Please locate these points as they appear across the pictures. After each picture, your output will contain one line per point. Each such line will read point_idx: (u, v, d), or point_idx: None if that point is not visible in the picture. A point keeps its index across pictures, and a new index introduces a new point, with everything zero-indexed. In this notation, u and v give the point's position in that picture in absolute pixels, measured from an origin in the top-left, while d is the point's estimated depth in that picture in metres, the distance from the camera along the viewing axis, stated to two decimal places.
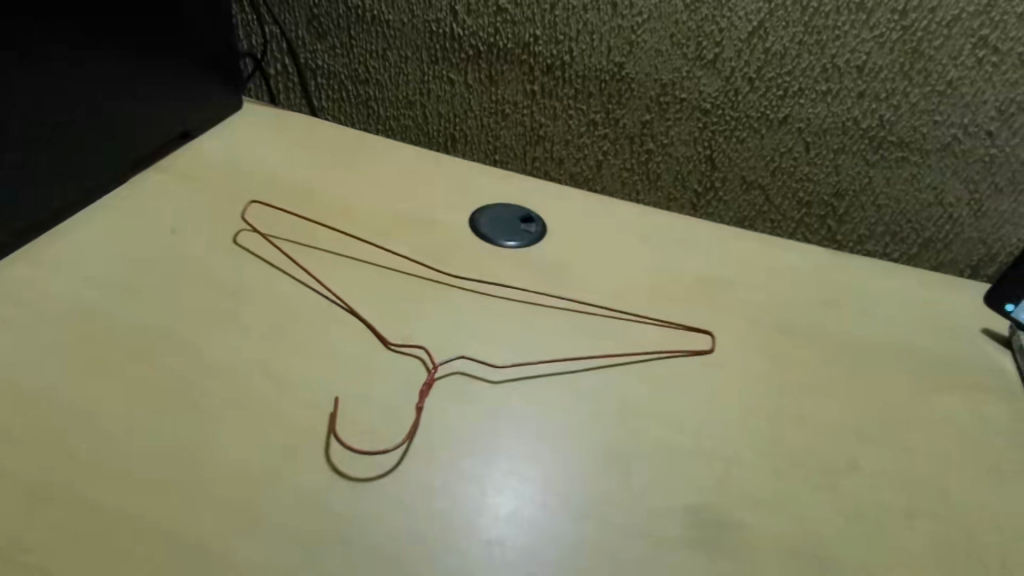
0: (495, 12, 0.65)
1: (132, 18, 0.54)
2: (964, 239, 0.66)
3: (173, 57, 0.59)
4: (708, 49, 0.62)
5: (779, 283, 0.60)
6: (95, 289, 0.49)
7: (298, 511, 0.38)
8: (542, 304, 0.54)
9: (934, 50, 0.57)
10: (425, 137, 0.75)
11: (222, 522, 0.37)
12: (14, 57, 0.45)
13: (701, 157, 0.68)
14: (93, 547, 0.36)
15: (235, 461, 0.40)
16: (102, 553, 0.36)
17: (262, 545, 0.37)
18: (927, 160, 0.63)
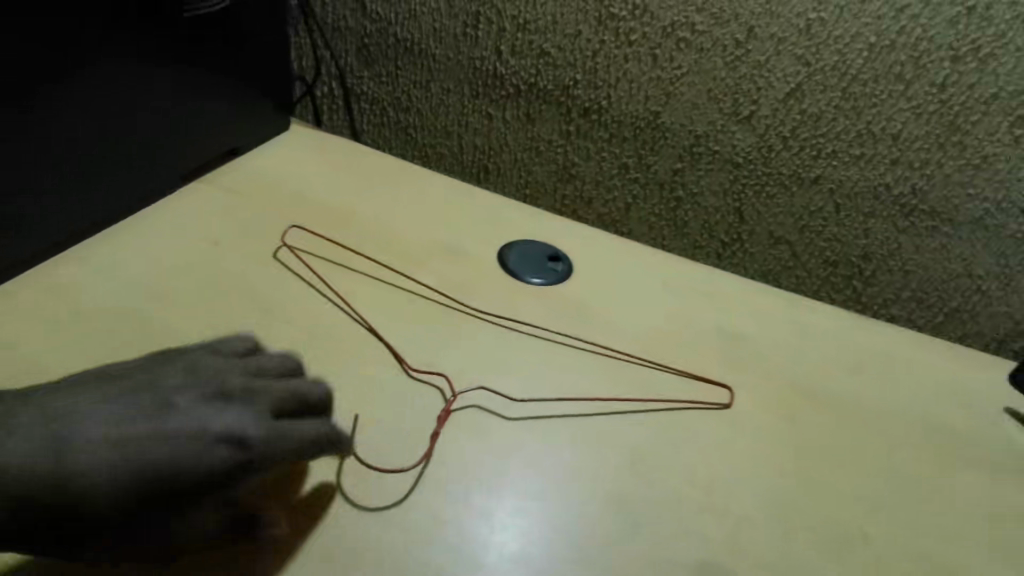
0: (538, 55, 0.67)
1: (194, 42, 0.57)
2: (991, 312, 0.65)
3: (231, 81, 0.62)
4: (744, 106, 0.63)
5: (801, 342, 0.60)
6: (132, 293, 0.51)
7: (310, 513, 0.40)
8: (561, 343, 0.55)
9: (971, 125, 0.57)
10: (459, 167, 0.77)
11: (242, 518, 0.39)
12: (77, 72, 0.48)
13: (730, 209, 0.69)
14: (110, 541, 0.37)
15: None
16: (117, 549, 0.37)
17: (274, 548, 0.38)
18: (958, 232, 0.62)
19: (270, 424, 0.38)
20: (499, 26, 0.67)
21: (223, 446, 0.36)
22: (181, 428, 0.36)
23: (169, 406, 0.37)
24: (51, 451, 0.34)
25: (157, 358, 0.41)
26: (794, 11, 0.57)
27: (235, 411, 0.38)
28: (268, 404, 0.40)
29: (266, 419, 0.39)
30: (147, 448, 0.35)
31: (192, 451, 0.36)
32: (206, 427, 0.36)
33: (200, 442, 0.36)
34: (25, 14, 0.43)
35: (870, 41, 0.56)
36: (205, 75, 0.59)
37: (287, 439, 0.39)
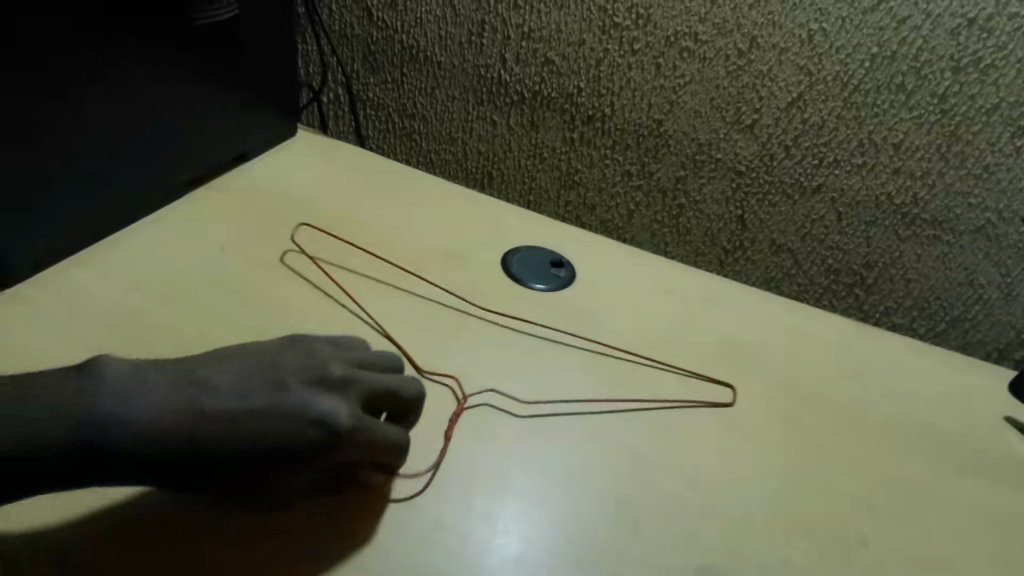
0: (542, 63, 0.68)
1: (202, 49, 0.57)
2: (993, 321, 0.65)
3: (238, 88, 0.63)
4: (746, 115, 0.63)
5: (801, 350, 0.60)
6: (139, 296, 0.52)
7: (328, 498, 0.41)
8: (563, 348, 0.55)
9: (971, 135, 0.58)
10: (463, 173, 0.78)
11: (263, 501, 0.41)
12: (78, 75, 0.48)
13: (732, 217, 0.69)
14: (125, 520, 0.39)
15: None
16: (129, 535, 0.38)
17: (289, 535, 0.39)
18: (959, 241, 0.62)
19: (357, 418, 0.39)
20: (504, 34, 0.68)
21: (314, 431, 0.37)
22: (283, 406, 0.37)
23: (280, 387, 0.38)
24: (190, 411, 0.36)
25: (282, 339, 0.42)
26: (796, 21, 0.57)
27: (333, 397, 0.39)
28: (357, 397, 0.40)
29: (357, 413, 0.39)
30: (250, 417, 0.37)
31: (287, 429, 0.37)
32: (304, 410, 0.37)
33: (294, 424, 0.37)
34: (25, 16, 0.44)
35: (872, 51, 0.56)
36: (212, 81, 0.60)
37: (368, 437, 0.39)
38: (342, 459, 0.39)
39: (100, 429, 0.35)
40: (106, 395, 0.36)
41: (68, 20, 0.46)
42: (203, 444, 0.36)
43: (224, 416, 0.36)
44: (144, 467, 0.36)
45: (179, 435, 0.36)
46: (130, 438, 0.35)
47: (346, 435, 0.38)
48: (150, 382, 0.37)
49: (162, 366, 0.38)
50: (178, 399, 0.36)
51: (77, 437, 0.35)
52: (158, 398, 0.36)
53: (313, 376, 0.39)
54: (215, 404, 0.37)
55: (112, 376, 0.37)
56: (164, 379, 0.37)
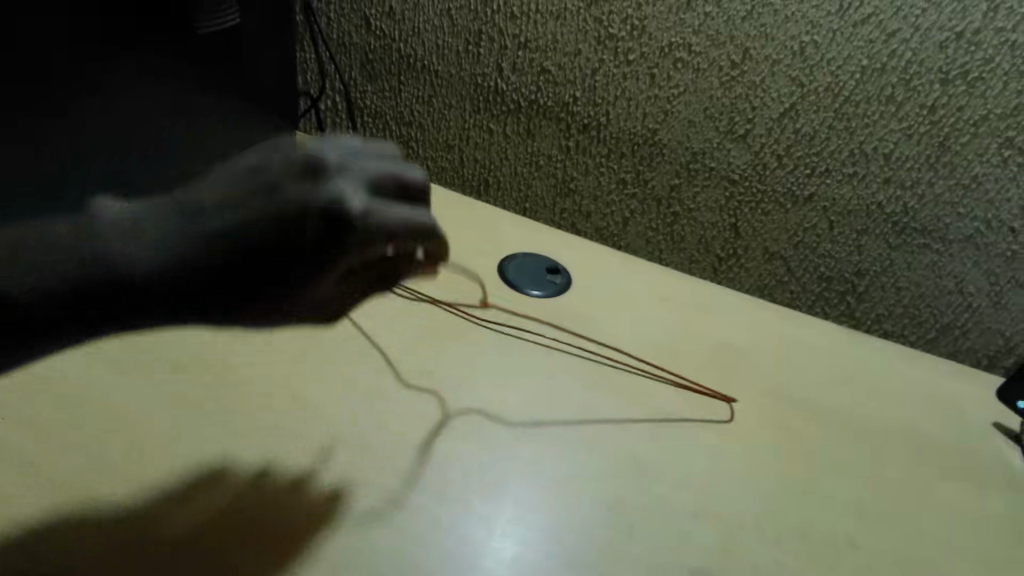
0: (537, 72, 0.69)
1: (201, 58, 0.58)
2: (983, 329, 0.66)
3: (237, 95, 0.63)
4: (739, 125, 0.64)
5: (793, 356, 0.61)
6: None
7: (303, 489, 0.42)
8: (558, 354, 0.56)
9: (961, 146, 0.58)
10: (460, 180, 0.78)
11: (251, 502, 0.41)
12: (79, 84, 0.49)
13: (726, 225, 0.70)
14: (124, 547, 0.38)
15: (256, 467, 0.43)
16: (129, 556, 0.37)
17: (291, 546, 0.39)
18: (949, 249, 0.63)
19: (361, 201, 0.35)
20: (500, 44, 0.68)
21: (323, 222, 0.34)
22: (288, 208, 0.34)
23: (272, 193, 0.34)
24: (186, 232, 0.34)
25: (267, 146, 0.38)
26: (787, 33, 0.58)
27: (332, 181, 0.35)
28: (360, 180, 0.36)
29: (359, 188, 0.36)
30: (257, 221, 0.34)
31: (297, 227, 0.34)
32: (306, 202, 0.34)
33: (303, 221, 0.34)
34: (24, 17, 0.44)
35: (862, 63, 0.57)
36: (210, 90, 0.60)
37: (382, 222, 0.36)
38: (362, 259, 0.36)
39: (104, 261, 0.33)
40: (101, 232, 0.33)
41: (68, 21, 0.46)
42: (216, 267, 0.34)
43: (227, 234, 0.34)
44: (162, 295, 0.34)
45: (190, 264, 0.34)
46: (145, 269, 0.33)
47: (356, 221, 0.34)
48: (142, 220, 0.34)
49: (148, 201, 0.35)
50: (179, 229, 0.34)
51: (85, 268, 0.32)
52: (158, 231, 0.34)
53: (304, 166, 0.35)
54: (216, 224, 0.34)
55: (102, 216, 0.34)
56: (156, 213, 0.34)
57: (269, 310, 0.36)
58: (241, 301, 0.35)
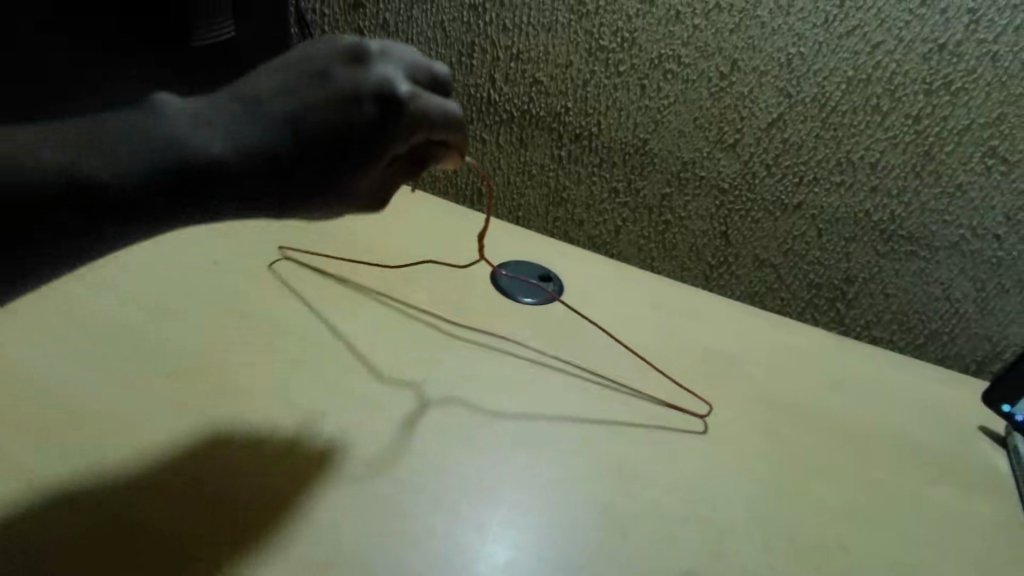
0: (530, 83, 0.69)
1: None
2: (970, 335, 0.67)
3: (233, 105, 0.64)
4: (729, 134, 0.65)
5: (784, 362, 0.61)
6: (133, 310, 0.52)
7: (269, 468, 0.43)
8: (552, 361, 0.56)
9: (946, 154, 0.59)
10: (453, 189, 0.79)
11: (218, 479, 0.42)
12: None
13: (717, 233, 0.71)
14: (107, 523, 0.39)
15: (249, 468, 0.43)
16: (117, 538, 0.38)
17: (262, 516, 0.40)
18: (935, 257, 0.64)
19: (407, 86, 0.40)
20: (493, 55, 0.69)
21: (377, 103, 0.38)
22: (343, 91, 0.37)
23: (323, 80, 0.37)
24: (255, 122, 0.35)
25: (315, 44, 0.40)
26: (775, 45, 0.59)
27: (375, 69, 0.39)
28: (402, 68, 0.41)
29: (403, 75, 0.40)
30: (318, 102, 0.36)
31: (355, 108, 0.37)
32: (359, 87, 0.38)
33: (359, 104, 0.37)
34: (24, 16, 0.52)
35: (848, 74, 0.58)
36: None
37: (424, 106, 0.40)
38: (408, 145, 0.40)
39: (174, 145, 0.33)
40: (169, 125, 0.33)
41: None
42: (280, 151, 0.35)
43: (290, 116, 0.36)
44: (227, 184, 0.34)
45: (259, 149, 0.35)
46: (215, 153, 0.34)
47: (402, 104, 0.39)
48: (207, 109, 0.35)
49: (208, 98, 0.35)
50: (245, 117, 0.35)
51: (154, 151, 0.32)
52: (225, 119, 0.35)
53: (344, 56, 0.39)
54: (282, 110, 0.36)
55: (169, 106, 0.34)
56: (218, 107, 0.35)
57: (325, 197, 0.38)
58: (298, 187, 0.36)
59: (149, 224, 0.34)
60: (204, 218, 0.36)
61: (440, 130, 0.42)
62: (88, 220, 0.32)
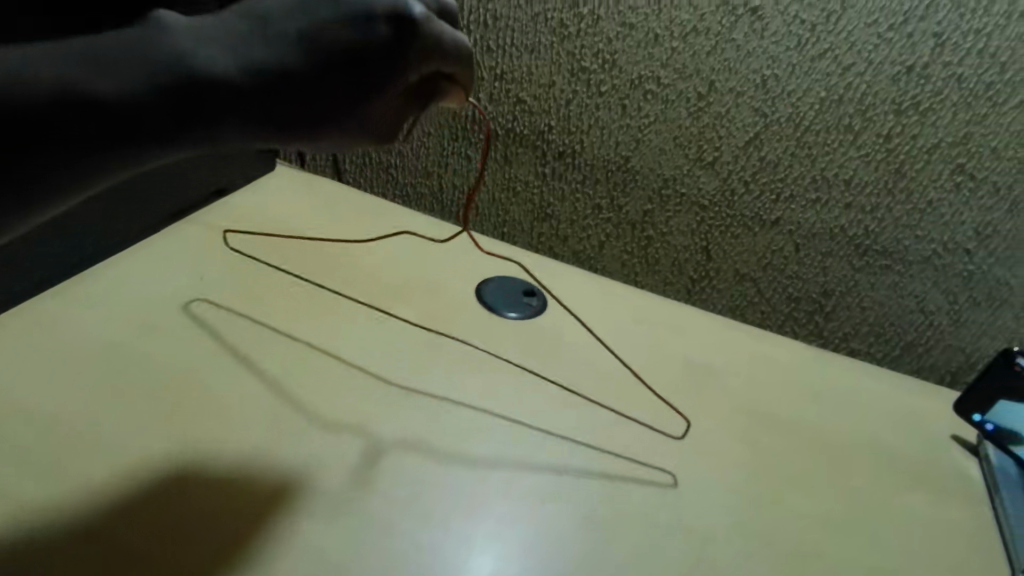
0: (514, 102, 0.71)
1: None
2: (944, 346, 0.69)
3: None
4: (708, 152, 0.66)
5: (764, 375, 0.63)
6: (119, 329, 0.52)
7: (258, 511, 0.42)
8: (537, 375, 0.57)
9: (917, 171, 0.61)
10: (439, 206, 0.80)
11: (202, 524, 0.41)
12: None
13: (698, 248, 0.72)
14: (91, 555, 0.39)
15: (235, 487, 0.43)
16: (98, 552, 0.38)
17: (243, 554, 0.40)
18: (910, 271, 0.66)
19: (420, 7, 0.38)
20: (477, 76, 0.71)
21: (394, 23, 0.37)
22: (358, 10, 0.35)
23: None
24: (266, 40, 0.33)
25: None
26: (749, 67, 0.61)
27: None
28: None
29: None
30: (334, 21, 0.35)
31: (371, 27, 0.36)
32: (377, 6, 0.36)
33: (376, 26, 0.36)
34: (25, 15, 0.43)
35: (821, 95, 0.60)
36: None
37: (438, 34, 0.39)
38: (420, 72, 0.39)
39: (179, 61, 0.31)
40: (176, 40, 0.32)
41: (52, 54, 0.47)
42: (290, 67, 0.33)
43: (304, 35, 0.34)
44: (231, 104, 0.33)
45: (270, 66, 0.33)
46: (220, 71, 0.32)
47: (417, 28, 0.38)
48: (215, 29, 0.33)
49: (215, 17, 0.33)
50: (255, 36, 0.33)
51: (155, 68, 0.31)
52: (235, 41, 0.33)
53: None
54: (293, 26, 0.34)
55: (175, 27, 0.32)
56: (227, 25, 0.33)
57: (340, 123, 0.37)
58: (313, 110, 0.35)
59: (148, 146, 0.32)
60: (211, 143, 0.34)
61: (450, 61, 0.41)
62: (82, 133, 0.30)
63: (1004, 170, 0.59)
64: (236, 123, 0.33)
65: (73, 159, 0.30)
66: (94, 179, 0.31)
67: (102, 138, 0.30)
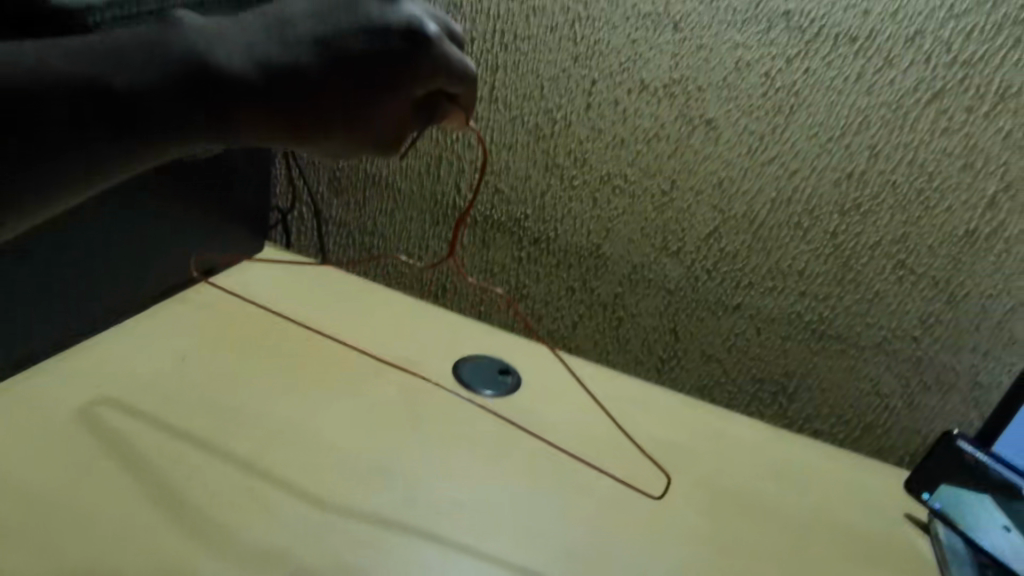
0: (492, 192, 0.76)
1: (184, 182, 0.62)
2: (901, 428, 0.71)
3: (218, 213, 0.69)
4: (672, 241, 0.71)
5: (726, 453, 0.65)
6: (102, 406, 0.54)
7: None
8: (509, 453, 0.59)
9: (862, 265, 0.66)
10: (419, 286, 0.83)
11: None
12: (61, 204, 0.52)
13: (666, 329, 0.76)
14: None
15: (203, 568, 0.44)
16: None
17: None
18: (864, 355, 0.69)
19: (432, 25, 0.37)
20: (458, 168, 0.76)
21: (404, 35, 0.35)
22: (373, 26, 0.35)
23: (353, 5, 0.35)
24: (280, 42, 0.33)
25: None
26: (707, 170, 0.67)
27: (407, 8, 0.36)
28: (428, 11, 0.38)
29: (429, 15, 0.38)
30: (350, 35, 0.34)
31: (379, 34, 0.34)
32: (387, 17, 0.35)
33: (388, 39, 0.35)
34: None
35: (771, 195, 0.66)
36: (188, 207, 0.64)
37: (450, 55, 0.38)
38: (425, 88, 0.38)
39: (191, 53, 0.31)
40: (190, 35, 0.32)
41: None
42: (303, 63, 0.33)
43: (318, 40, 0.33)
44: (243, 97, 0.32)
45: (283, 66, 0.32)
46: (235, 65, 0.32)
47: (430, 44, 0.36)
48: (229, 27, 0.33)
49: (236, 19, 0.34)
50: (272, 37, 0.33)
51: (162, 59, 0.31)
52: (251, 41, 0.32)
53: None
54: (308, 29, 0.33)
55: (188, 23, 0.32)
56: (246, 26, 0.33)
57: (340, 121, 0.35)
58: (314, 105, 0.34)
59: (153, 139, 0.31)
60: (213, 134, 0.33)
61: (457, 82, 0.40)
62: (84, 126, 0.29)
63: (941, 266, 0.64)
64: (247, 116, 0.33)
65: (79, 150, 0.30)
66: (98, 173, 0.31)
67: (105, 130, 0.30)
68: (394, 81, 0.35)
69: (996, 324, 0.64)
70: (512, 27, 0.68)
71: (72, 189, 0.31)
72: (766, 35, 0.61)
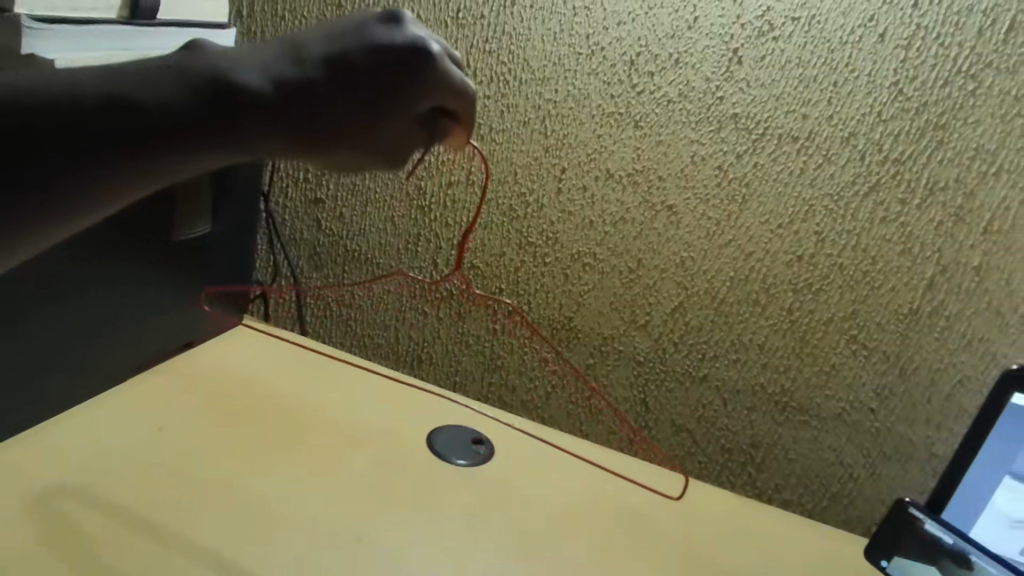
0: (468, 268, 0.79)
1: (172, 261, 0.65)
2: (867, 496, 0.72)
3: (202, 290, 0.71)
4: (640, 315, 0.74)
5: (693, 526, 0.66)
6: (78, 478, 0.55)
7: None
8: (480, 530, 0.59)
9: (818, 340, 0.70)
10: (395, 357, 0.85)
11: None
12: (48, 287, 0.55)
13: (637, 400, 0.78)
14: None
15: None
16: None
17: None
18: (825, 426, 0.72)
19: (432, 42, 0.39)
20: (436, 244, 0.79)
21: (400, 50, 0.37)
22: (377, 41, 0.37)
23: (359, 28, 0.38)
24: (291, 61, 0.36)
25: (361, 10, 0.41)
26: (670, 249, 0.71)
27: (409, 28, 0.39)
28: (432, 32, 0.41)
29: (432, 35, 0.40)
30: (355, 49, 0.37)
31: (377, 50, 0.37)
32: (386, 36, 0.38)
33: (390, 51, 0.37)
34: None
35: (731, 274, 0.70)
36: (172, 285, 0.67)
37: (448, 71, 0.40)
38: (423, 101, 0.39)
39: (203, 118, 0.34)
40: (211, 55, 0.35)
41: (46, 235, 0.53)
42: (312, 78, 0.36)
43: (325, 57, 0.36)
44: (255, 110, 0.35)
45: (295, 82, 0.35)
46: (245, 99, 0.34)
47: (427, 60, 0.38)
48: (245, 53, 0.36)
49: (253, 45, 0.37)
50: (287, 59, 0.36)
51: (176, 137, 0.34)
52: (266, 61, 0.36)
53: (381, 15, 0.39)
54: (317, 49, 0.37)
55: (207, 49, 0.35)
56: (262, 49, 0.37)
57: (341, 132, 0.37)
58: (317, 114, 0.36)
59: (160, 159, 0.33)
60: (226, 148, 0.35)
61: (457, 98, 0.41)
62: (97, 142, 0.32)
63: (890, 341, 0.67)
64: (259, 130, 0.35)
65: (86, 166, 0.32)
66: (92, 199, 0.33)
67: (108, 151, 0.32)
68: (388, 92, 0.37)
69: (945, 397, 0.67)
70: (487, 121, 0.73)
71: (76, 211, 0.33)
72: (718, 133, 0.66)
